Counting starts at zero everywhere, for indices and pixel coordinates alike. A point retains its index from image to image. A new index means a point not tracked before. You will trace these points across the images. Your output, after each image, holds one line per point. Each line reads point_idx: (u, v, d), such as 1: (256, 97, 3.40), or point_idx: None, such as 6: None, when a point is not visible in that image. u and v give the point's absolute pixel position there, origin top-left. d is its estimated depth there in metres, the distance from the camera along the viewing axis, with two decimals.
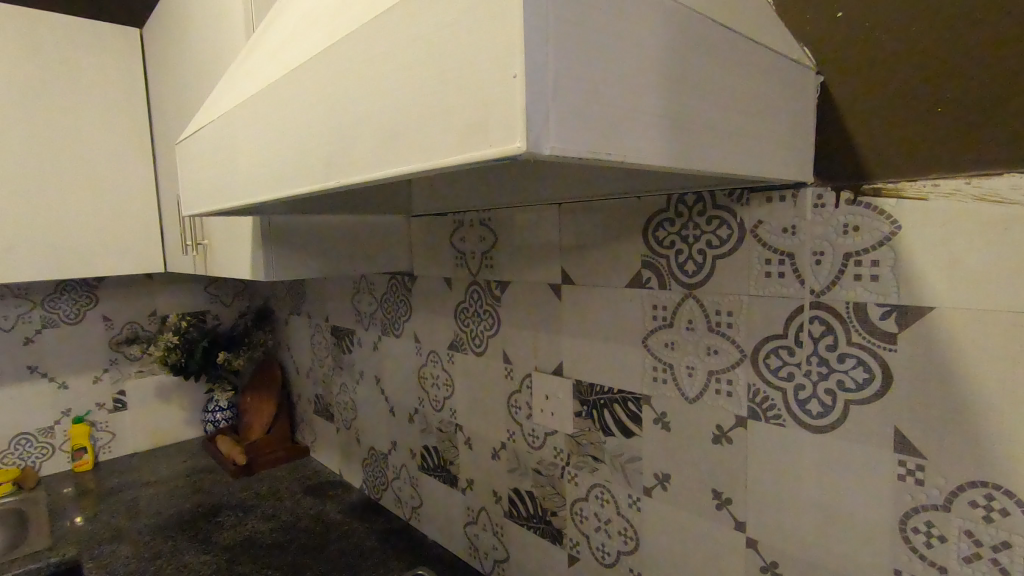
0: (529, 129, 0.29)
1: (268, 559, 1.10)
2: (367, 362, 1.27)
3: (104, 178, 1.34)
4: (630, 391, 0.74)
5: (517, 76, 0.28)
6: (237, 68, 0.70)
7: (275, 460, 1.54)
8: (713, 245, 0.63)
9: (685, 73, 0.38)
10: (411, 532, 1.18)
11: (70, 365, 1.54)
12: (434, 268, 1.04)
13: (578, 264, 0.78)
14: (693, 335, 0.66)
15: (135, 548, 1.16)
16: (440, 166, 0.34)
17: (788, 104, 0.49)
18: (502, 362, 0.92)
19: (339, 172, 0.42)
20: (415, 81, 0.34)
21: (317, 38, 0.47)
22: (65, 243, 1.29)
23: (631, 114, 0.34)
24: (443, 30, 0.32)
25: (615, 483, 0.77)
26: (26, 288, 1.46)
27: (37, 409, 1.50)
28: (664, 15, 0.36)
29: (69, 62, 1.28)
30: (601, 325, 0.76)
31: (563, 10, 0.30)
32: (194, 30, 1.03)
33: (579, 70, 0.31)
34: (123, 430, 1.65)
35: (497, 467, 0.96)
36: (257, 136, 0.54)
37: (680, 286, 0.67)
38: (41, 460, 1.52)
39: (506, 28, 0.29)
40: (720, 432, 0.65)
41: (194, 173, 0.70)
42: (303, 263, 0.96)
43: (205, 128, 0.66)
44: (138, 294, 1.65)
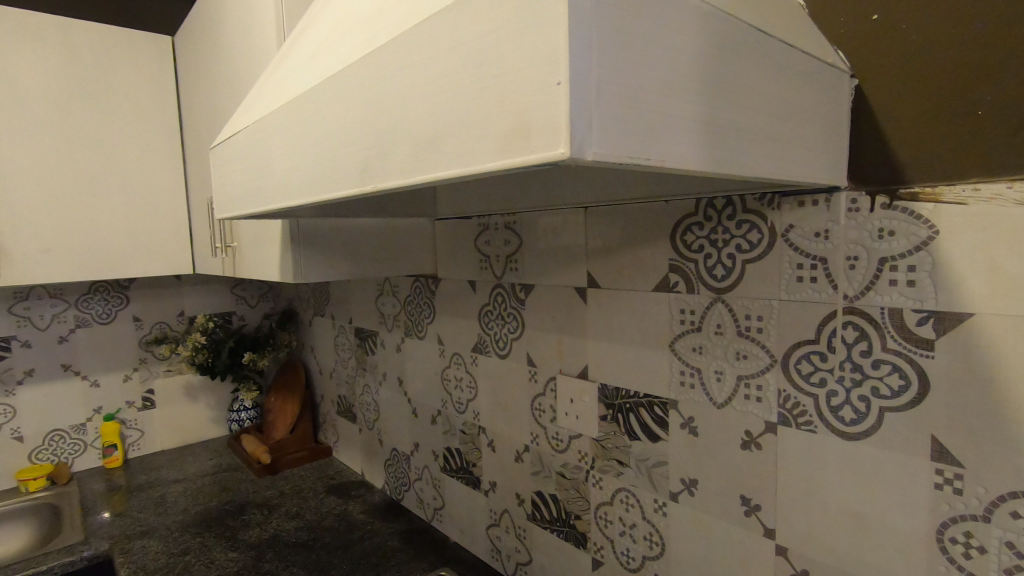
0: (572, 135, 0.29)
1: (293, 558, 1.12)
2: (390, 363, 1.28)
3: (136, 181, 1.38)
4: (656, 395, 0.73)
5: (561, 84, 0.29)
6: (270, 74, 0.72)
7: (298, 459, 1.56)
8: (742, 249, 0.63)
9: (721, 76, 0.38)
10: (433, 533, 1.19)
11: (102, 364, 1.58)
12: (458, 270, 1.05)
13: (604, 267, 0.78)
14: (722, 340, 0.66)
15: (164, 544, 1.19)
16: (479, 172, 0.34)
17: (823, 107, 0.49)
18: (526, 365, 0.92)
19: (378, 176, 0.43)
20: (455, 88, 0.35)
21: (355, 44, 0.47)
22: (98, 245, 1.32)
23: (670, 119, 0.34)
24: (484, 38, 0.33)
25: (640, 487, 0.77)
26: (61, 289, 1.51)
27: (70, 407, 1.54)
28: (701, 19, 0.36)
29: (104, 68, 1.31)
30: (627, 330, 0.76)
31: (606, 17, 0.30)
32: (226, 38, 1.06)
33: (621, 76, 0.31)
34: (151, 428, 1.68)
35: (520, 470, 0.96)
36: (294, 138, 0.55)
37: (708, 290, 0.66)
38: (73, 456, 1.56)
39: (549, 35, 0.29)
40: (749, 438, 0.64)
41: (227, 176, 0.72)
42: (331, 266, 0.97)
43: (240, 133, 0.68)
44: (166, 295, 1.68)
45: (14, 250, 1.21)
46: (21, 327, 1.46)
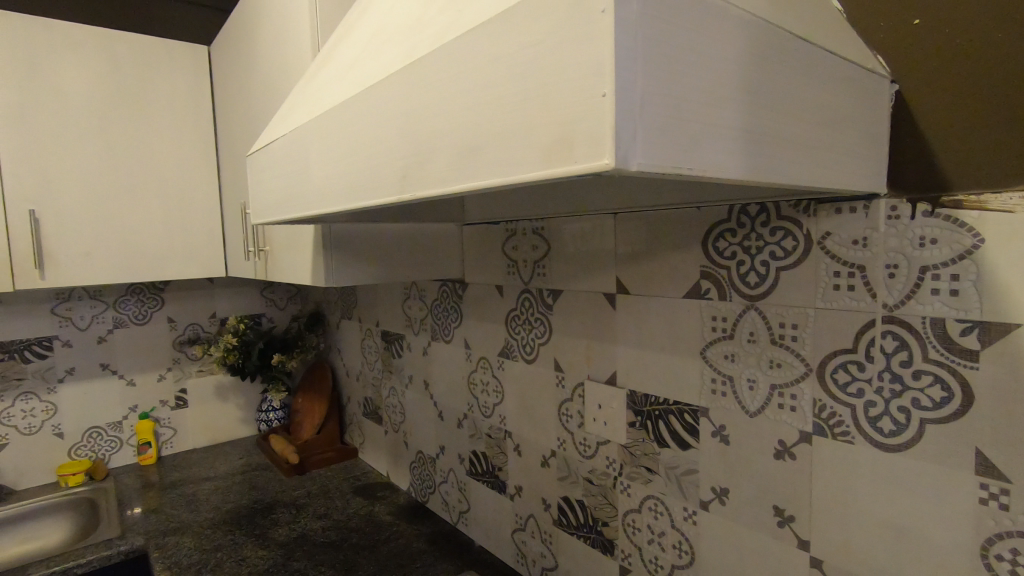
0: (617, 146, 0.29)
1: (321, 557, 1.14)
2: (416, 366, 1.30)
3: (173, 187, 1.42)
4: (686, 403, 0.73)
5: (606, 95, 0.29)
6: (306, 84, 0.74)
7: (325, 460, 1.58)
8: (777, 256, 0.62)
9: (762, 86, 0.38)
10: (458, 536, 1.19)
11: (138, 363, 1.63)
12: (486, 275, 1.05)
13: (634, 274, 0.78)
14: (755, 348, 0.65)
15: (197, 540, 1.21)
16: (520, 182, 0.35)
17: (864, 113, 0.48)
18: (554, 370, 0.93)
19: (417, 184, 0.44)
20: (497, 98, 0.36)
21: (393, 55, 0.49)
22: (136, 248, 1.36)
23: (712, 130, 0.34)
24: (527, 50, 0.33)
25: (669, 495, 0.76)
26: (100, 290, 1.56)
27: (107, 405, 1.59)
28: (742, 28, 0.36)
29: (143, 77, 1.36)
30: (657, 337, 0.76)
31: (650, 29, 0.31)
32: (262, 48, 1.08)
33: (664, 87, 0.31)
34: (184, 427, 1.73)
35: (547, 475, 0.96)
36: (331, 146, 0.57)
37: (740, 297, 0.66)
38: (110, 453, 1.61)
39: (594, 49, 0.29)
40: (783, 447, 0.64)
41: (263, 183, 0.75)
42: (361, 270, 0.99)
43: (277, 142, 0.70)
44: (199, 297, 1.73)
45: (58, 253, 1.26)
46: (63, 327, 1.51)
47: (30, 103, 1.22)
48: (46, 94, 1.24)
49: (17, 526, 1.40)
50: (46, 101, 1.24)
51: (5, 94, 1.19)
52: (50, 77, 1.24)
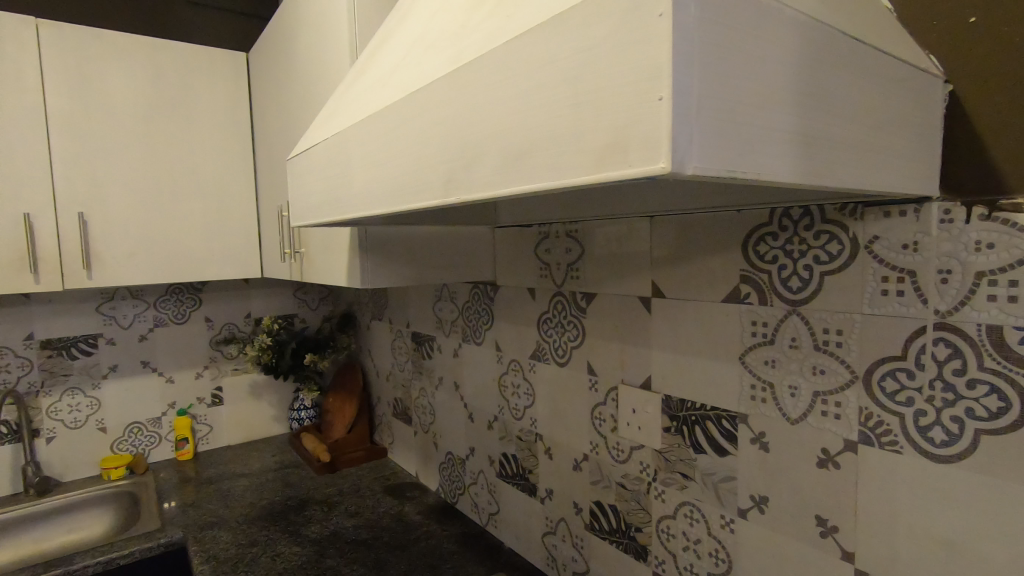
0: (673, 150, 0.29)
1: (353, 555, 1.15)
2: (447, 367, 1.31)
3: (212, 189, 1.46)
4: (724, 409, 0.72)
5: (663, 99, 0.29)
6: (346, 88, 0.75)
7: (356, 459, 1.61)
8: (821, 261, 0.61)
9: (816, 89, 0.37)
10: (488, 538, 1.20)
11: (176, 361, 1.68)
12: (518, 278, 1.06)
13: (671, 277, 0.77)
14: (797, 354, 0.64)
15: (233, 535, 1.24)
16: (570, 187, 0.35)
17: (917, 114, 0.47)
18: (587, 373, 0.92)
19: (463, 187, 0.44)
20: (546, 103, 0.36)
21: (438, 61, 0.49)
22: (178, 250, 1.41)
23: (766, 134, 0.34)
24: (579, 55, 0.33)
25: (706, 501, 0.75)
26: (142, 290, 1.61)
27: (147, 402, 1.64)
28: (798, 29, 0.36)
29: (185, 84, 1.40)
30: (694, 341, 0.75)
31: (707, 31, 0.30)
32: (301, 54, 1.11)
33: (721, 90, 0.31)
34: (219, 424, 1.77)
35: (578, 478, 0.96)
36: (374, 151, 0.57)
37: (782, 301, 0.65)
38: (149, 447, 1.66)
39: (651, 52, 0.29)
40: (826, 456, 0.62)
41: (304, 187, 0.76)
42: (396, 272, 1.00)
43: (318, 146, 0.71)
44: (235, 297, 1.77)
45: (105, 254, 1.31)
46: (107, 325, 1.57)
47: (80, 110, 1.27)
48: (95, 101, 1.29)
49: (63, 517, 1.45)
50: (95, 108, 1.29)
51: (58, 102, 1.24)
52: (99, 85, 1.29)
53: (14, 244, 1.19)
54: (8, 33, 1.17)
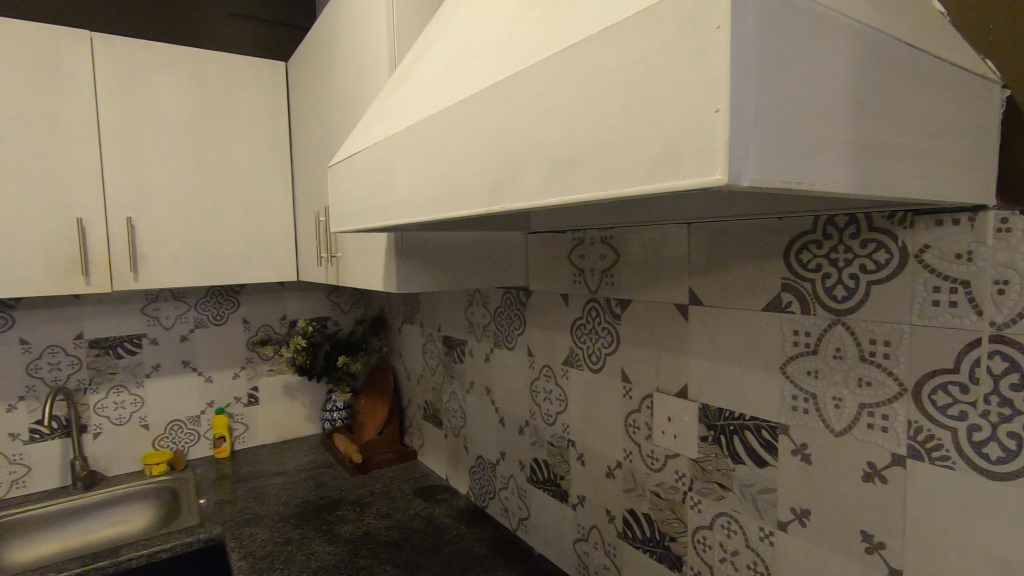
0: (730, 161, 0.29)
1: (385, 556, 1.17)
2: (478, 372, 1.32)
3: (251, 194, 1.50)
4: (764, 419, 0.71)
5: (719, 111, 0.29)
6: (387, 98, 0.77)
7: (386, 461, 1.63)
8: (867, 270, 0.59)
9: (872, 97, 0.37)
10: (518, 542, 1.20)
11: (215, 361, 1.73)
12: (551, 283, 1.06)
13: (709, 285, 0.76)
14: (842, 364, 0.62)
15: (270, 532, 1.27)
16: (621, 196, 0.35)
17: (973, 121, 0.46)
18: (621, 380, 0.92)
19: (509, 196, 0.45)
20: (596, 113, 0.36)
21: (482, 72, 0.50)
22: (219, 253, 1.45)
23: (822, 144, 0.34)
24: (631, 66, 0.33)
25: (744, 513, 0.74)
26: (183, 292, 1.66)
27: (187, 400, 1.69)
28: (854, 38, 0.35)
29: (227, 93, 1.45)
30: (732, 349, 0.74)
31: (765, 42, 0.30)
32: (339, 63, 1.13)
33: (777, 101, 0.31)
34: (255, 423, 1.81)
35: (611, 486, 0.95)
36: (416, 160, 0.59)
37: (826, 311, 0.63)
38: (189, 445, 1.71)
39: (709, 65, 0.29)
40: (872, 470, 0.61)
41: (345, 194, 0.78)
42: (432, 277, 1.00)
43: (360, 153, 0.73)
44: (271, 300, 1.81)
45: (151, 257, 1.36)
46: (151, 326, 1.62)
47: (129, 118, 1.32)
48: (143, 111, 1.34)
49: (108, 510, 1.51)
50: (143, 117, 1.34)
51: (109, 111, 1.30)
52: (147, 95, 1.34)
53: (67, 247, 1.25)
54: (64, 46, 1.23)
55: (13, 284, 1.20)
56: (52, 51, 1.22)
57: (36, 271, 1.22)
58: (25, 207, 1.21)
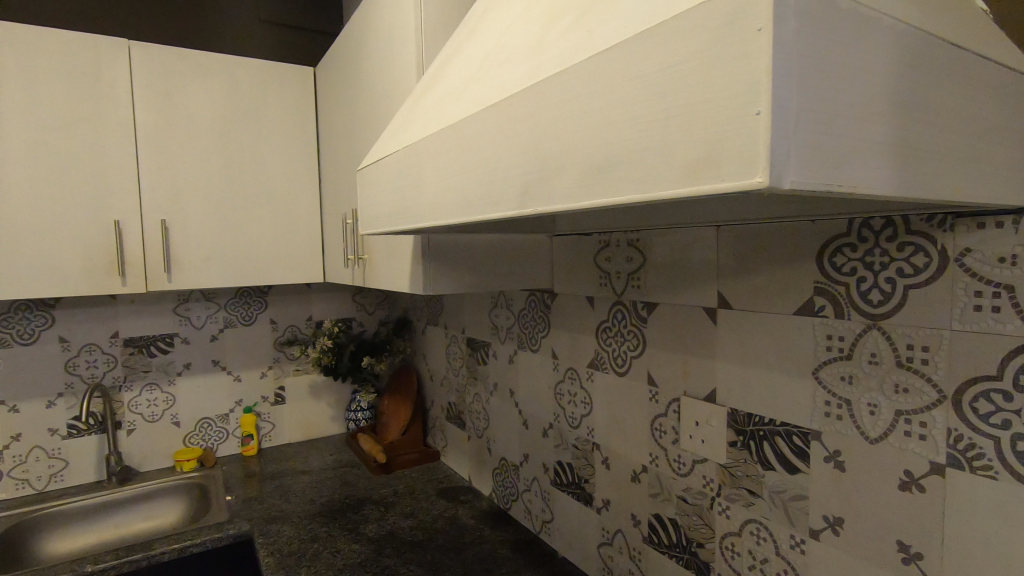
0: (771, 164, 0.29)
1: (409, 556, 1.18)
2: (502, 373, 1.32)
3: (280, 196, 1.52)
4: (796, 425, 0.70)
5: (761, 113, 0.29)
6: (416, 102, 0.78)
7: (410, 461, 1.64)
8: (904, 273, 0.58)
9: (916, 99, 0.36)
10: (541, 545, 1.20)
11: (243, 361, 1.76)
12: (576, 285, 1.06)
13: (738, 289, 0.76)
14: (878, 370, 0.61)
15: (296, 530, 1.29)
16: (656, 199, 0.35)
17: (1018, 121, 0.45)
18: (647, 384, 0.91)
19: (541, 199, 0.45)
20: (633, 116, 0.36)
21: (514, 76, 0.50)
22: (248, 254, 1.48)
23: (864, 146, 0.33)
24: (669, 70, 0.33)
25: (774, 520, 0.73)
26: (214, 293, 1.70)
27: (216, 398, 1.73)
28: (896, 37, 0.35)
29: (258, 97, 1.48)
30: (763, 354, 0.73)
31: (807, 43, 0.30)
32: (367, 67, 1.15)
33: (819, 103, 0.31)
34: (281, 422, 1.85)
35: (636, 490, 0.95)
36: (446, 163, 0.59)
37: (860, 315, 0.62)
38: (218, 442, 1.75)
39: (749, 68, 0.29)
40: (909, 478, 0.59)
41: (374, 197, 0.79)
42: (458, 280, 1.01)
43: (390, 156, 0.74)
44: (298, 301, 1.85)
45: (185, 258, 1.39)
46: (182, 325, 1.66)
47: (164, 123, 1.36)
48: (178, 116, 1.38)
49: (140, 505, 1.55)
50: (177, 122, 1.37)
51: (145, 116, 1.34)
52: (181, 100, 1.38)
53: (105, 249, 1.29)
54: (104, 54, 1.28)
55: (54, 284, 1.25)
56: (92, 59, 1.26)
57: (76, 272, 1.26)
58: (66, 210, 1.25)
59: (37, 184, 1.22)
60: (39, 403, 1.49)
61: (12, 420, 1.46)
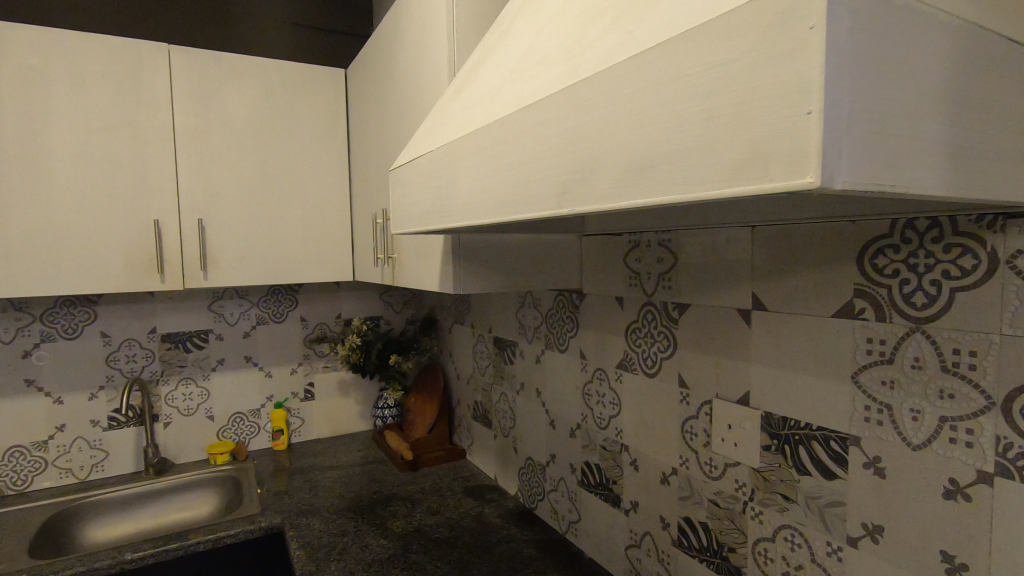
0: (823, 164, 0.29)
1: (436, 552, 1.19)
2: (529, 373, 1.32)
3: (312, 196, 1.55)
4: (833, 430, 0.68)
5: (812, 113, 0.28)
6: (449, 102, 0.78)
7: (436, 459, 1.66)
8: (951, 276, 0.56)
9: (969, 96, 0.35)
10: (568, 545, 1.20)
11: (274, 357, 1.80)
12: (606, 286, 1.05)
13: (773, 290, 0.74)
14: (921, 375, 0.60)
15: (326, 524, 1.32)
16: (698, 200, 0.35)
17: None
18: (677, 385, 0.90)
19: (578, 199, 0.45)
20: (675, 117, 0.36)
21: (551, 77, 0.50)
22: (281, 253, 1.51)
23: (917, 146, 0.33)
24: (713, 69, 0.33)
25: (810, 526, 0.72)
26: (246, 290, 1.74)
27: (248, 394, 1.77)
28: (950, 34, 0.34)
29: (291, 99, 1.51)
30: (799, 356, 0.72)
31: (861, 41, 0.29)
32: (399, 69, 1.16)
33: (872, 102, 0.30)
34: (311, 418, 1.88)
35: (666, 492, 0.94)
36: (480, 164, 0.60)
37: (903, 318, 0.61)
38: (250, 437, 1.79)
39: (800, 66, 0.29)
40: (954, 486, 0.58)
41: (407, 196, 0.80)
42: (488, 279, 1.01)
43: (422, 157, 0.74)
44: (327, 299, 1.88)
45: (220, 257, 1.43)
46: (217, 322, 1.71)
47: (201, 125, 1.40)
48: (214, 117, 1.41)
49: (175, 496, 1.59)
50: (214, 124, 1.41)
51: (183, 118, 1.37)
52: (218, 103, 1.41)
53: (145, 247, 1.33)
54: (145, 58, 1.32)
55: (97, 281, 1.29)
56: (134, 64, 1.31)
57: (118, 269, 1.31)
58: (109, 209, 1.30)
59: (82, 185, 1.27)
60: (82, 395, 1.54)
61: (57, 412, 1.52)
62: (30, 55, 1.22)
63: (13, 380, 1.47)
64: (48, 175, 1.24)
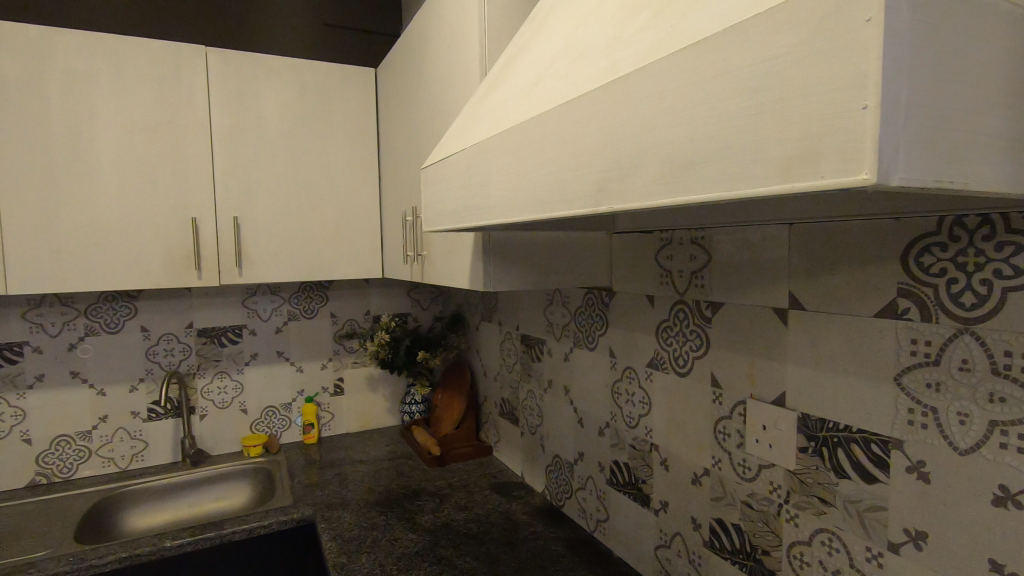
0: (880, 161, 0.28)
1: (465, 547, 1.20)
2: (557, 371, 1.32)
3: (342, 194, 1.57)
4: (875, 433, 0.66)
5: (868, 108, 0.28)
6: (482, 99, 0.79)
7: (463, 455, 1.67)
8: (1003, 274, 0.54)
9: None
10: (596, 544, 1.19)
11: (305, 352, 1.83)
12: (636, 284, 1.04)
13: (812, 289, 0.73)
14: (969, 378, 0.58)
15: (356, 517, 1.34)
16: (745, 196, 0.35)
17: None
18: (710, 385, 0.89)
19: (617, 196, 0.45)
20: (720, 113, 0.35)
21: (589, 73, 0.50)
22: (312, 250, 1.54)
23: (977, 141, 0.32)
24: (761, 64, 0.32)
25: (848, 531, 0.70)
26: (278, 286, 1.78)
27: (280, 388, 1.81)
28: (1013, 24, 0.33)
29: (323, 98, 1.53)
30: (838, 357, 0.70)
31: (921, 33, 0.28)
32: (430, 66, 1.17)
33: (931, 95, 0.29)
34: (340, 412, 1.91)
35: (697, 492, 0.93)
36: (515, 162, 0.60)
37: (951, 319, 0.59)
38: (281, 430, 1.83)
39: (857, 60, 0.28)
40: (1005, 494, 0.56)
41: (440, 194, 0.81)
42: (518, 277, 1.01)
43: (456, 154, 0.75)
44: (356, 296, 1.91)
45: (254, 254, 1.46)
46: (250, 317, 1.75)
47: (237, 124, 1.43)
48: (249, 117, 1.44)
49: (210, 486, 1.64)
50: (249, 123, 1.44)
51: (220, 118, 1.41)
52: (253, 103, 1.44)
53: (184, 244, 1.37)
54: (184, 60, 1.36)
55: (139, 277, 1.34)
56: (174, 65, 1.35)
57: (158, 265, 1.35)
58: (150, 207, 1.34)
59: (125, 184, 1.31)
60: (124, 387, 1.60)
61: (101, 403, 1.58)
62: (77, 57, 1.26)
63: (59, 371, 1.53)
64: (93, 175, 1.28)
